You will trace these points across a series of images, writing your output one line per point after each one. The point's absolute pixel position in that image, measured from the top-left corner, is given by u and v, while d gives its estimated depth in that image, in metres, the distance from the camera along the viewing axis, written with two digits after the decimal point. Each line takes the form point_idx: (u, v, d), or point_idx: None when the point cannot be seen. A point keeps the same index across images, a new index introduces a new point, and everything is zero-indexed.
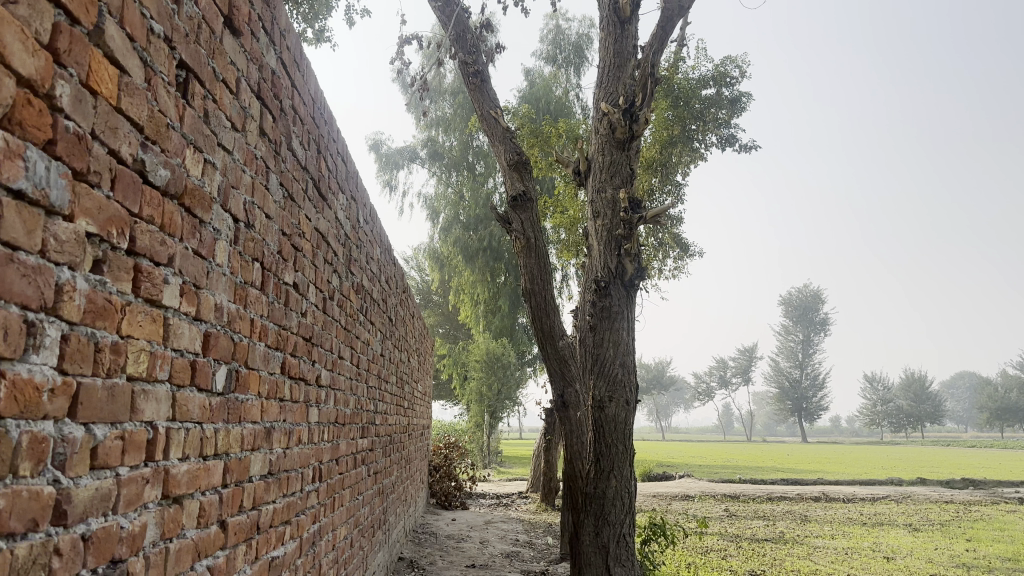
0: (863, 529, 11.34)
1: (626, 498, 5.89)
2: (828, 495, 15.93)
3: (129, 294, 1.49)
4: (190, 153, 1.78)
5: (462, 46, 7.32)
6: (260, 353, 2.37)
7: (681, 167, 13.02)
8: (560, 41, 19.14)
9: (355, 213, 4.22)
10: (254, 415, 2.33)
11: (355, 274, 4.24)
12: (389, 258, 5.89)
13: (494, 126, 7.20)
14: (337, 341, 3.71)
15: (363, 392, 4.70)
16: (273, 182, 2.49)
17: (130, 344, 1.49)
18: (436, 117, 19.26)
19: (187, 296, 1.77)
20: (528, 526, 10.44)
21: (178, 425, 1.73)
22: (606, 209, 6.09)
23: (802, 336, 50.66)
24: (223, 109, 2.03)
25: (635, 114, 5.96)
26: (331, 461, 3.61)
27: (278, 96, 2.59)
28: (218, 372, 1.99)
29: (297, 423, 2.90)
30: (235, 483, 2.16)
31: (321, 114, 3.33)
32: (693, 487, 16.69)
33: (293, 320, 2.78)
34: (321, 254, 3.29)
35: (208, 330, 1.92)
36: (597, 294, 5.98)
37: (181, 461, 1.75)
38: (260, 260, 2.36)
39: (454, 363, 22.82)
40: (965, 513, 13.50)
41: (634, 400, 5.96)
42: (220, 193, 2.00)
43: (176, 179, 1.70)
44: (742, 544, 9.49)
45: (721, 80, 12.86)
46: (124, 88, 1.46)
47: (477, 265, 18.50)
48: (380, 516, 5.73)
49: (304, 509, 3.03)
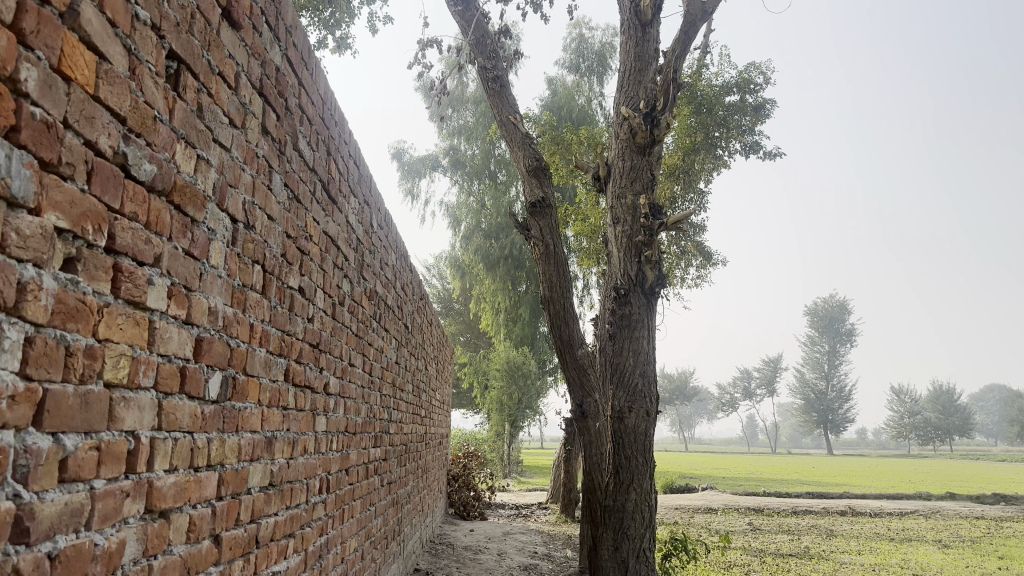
0: (891, 545, 11.04)
1: (647, 512, 5.74)
2: (855, 509, 15.60)
3: (108, 295, 1.40)
4: (181, 148, 1.70)
5: (481, 52, 7.22)
6: (260, 359, 2.27)
7: (704, 174, 12.85)
8: (583, 50, 19.06)
9: (367, 218, 4.12)
10: (253, 424, 2.23)
11: (367, 279, 4.13)
12: (404, 265, 5.80)
13: (513, 132, 7.11)
14: (347, 348, 3.62)
15: (375, 400, 4.58)
16: (276, 182, 2.40)
17: (107, 348, 1.40)
18: (458, 126, 19.30)
19: (176, 298, 1.68)
20: (547, 538, 10.30)
21: (164, 435, 1.63)
22: (626, 215, 5.97)
23: (827, 347, 49.97)
24: (220, 104, 1.94)
25: (656, 118, 5.82)
26: (340, 472, 3.51)
27: (283, 94, 2.50)
28: (213, 380, 1.90)
29: (302, 432, 2.80)
30: (231, 495, 2.07)
31: (331, 114, 3.24)
32: (716, 500, 16.44)
33: (298, 326, 2.69)
34: (329, 259, 3.19)
35: (200, 335, 1.82)
36: (617, 302, 5.86)
37: (166, 474, 1.65)
38: (261, 262, 2.26)
39: (475, 372, 22.75)
40: (998, 530, 13.10)
41: (655, 411, 5.82)
42: (215, 192, 1.90)
43: (164, 175, 1.61)
44: (766, 559, 9.26)
45: (746, 87, 12.69)
46: (104, 75, 1.37)
47: (499, 274, 18.43)
48: (394, 527, 5.63)
49: (309, 521, 2.93)
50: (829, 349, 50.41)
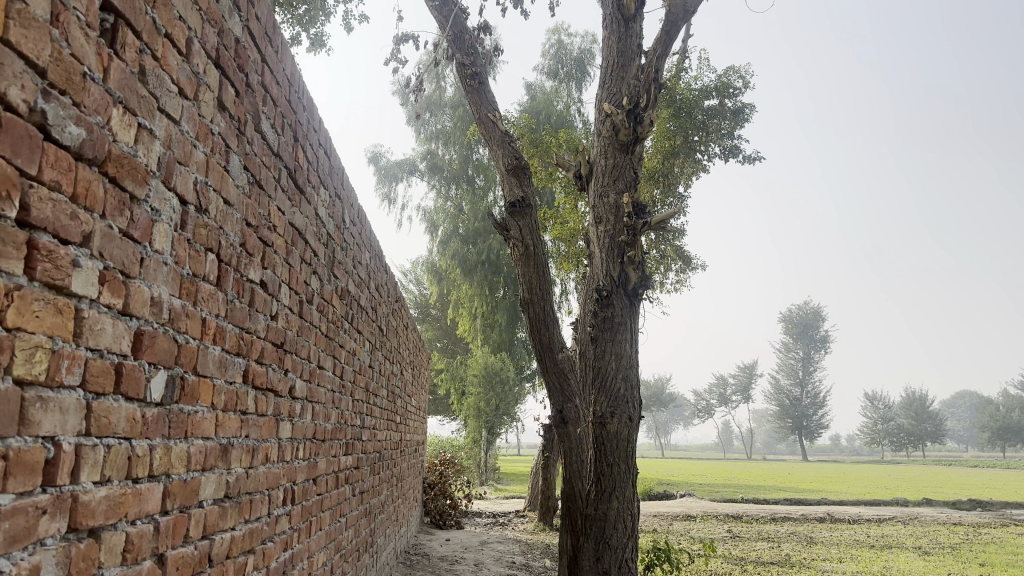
0: (871, 552, 10.98)
1: (630, 520, 5.56)
2: (834, 516, 15.56)
3: (19, 276, 1.19)
4: (118, 114, 1.49)
5: (460, 47, 7.02)
6: (214, 358, 2.06)
7: (684, 177, 12.76)
8: (562, 55, 18.97)
9: (339, 212, 3.91)
10: (206, 429, 2.02)
11: (339, 277, 3.92)
12: (379, 265, 5.61)
13: (492, 129, 6.91)
14: (316, 350, 3.40)
15: (347, 405, 4.35)
16: (234, 164, 2.19)
17: (19, 338, 1.19)
18: (435, 131, 19.10)
19: (109, 285, 1.46)
20: (525, 547, 10.10)
21: (93, 442, 1.42)
22: (608, 214, 5.81)
23: (801, 354, 50.32)
24: (168, 70, 1.73)
25: (639, 115, 5.68)
26: (307, 481, 3.28)
27: (244, 69, 2.29)
28: (156, 379, 1.68)
29: (264, 440, 2.58)
30: (179, 510, 1.85)
31: (300, 98, 3.03)
32: (694, 506, 16.33)
33: (259, 323, 2.47)
34: (296, 252, 2.98)
35: (141, 328, 1.61)
36: (599, 305, 5.67)
37: (97, 486, 1.43)
38: (216, 251, 2.05)
39: (452, 378, 22.50)
40: (976, 536, 13.06)
41: (637, 417, 5.64)
42: (161, 168, 1.70)
43: (95, 142, 1.40)
44: (747, 568, 9.12)
45: (724, 91, 12.62)
46: (17, 17, 1.16)
47: (476, 279, 18.18)
48: (367, 539, 5.39)
49: (272, 536, 2.70)
50: (803, 357, 50.77)
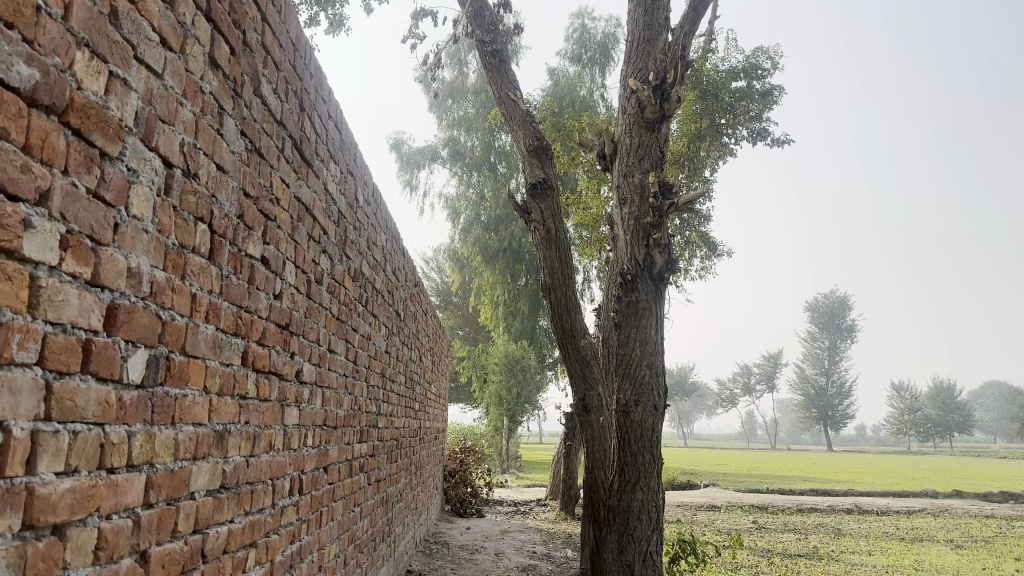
0: (901, 545, 10.66)
1: (655, 512, 5.36)
2: (862, 507, 15.23)
3: None
4: (83, 56, 1.31)
5: (480, 24, 6.82)
6: (206, 338, 1.89)
7: (709, 162, 12.51)
8: (585, 40, 18.66)
9: (351, 189, 3.74)
10: (198, 415, 1.85)
11: (352, 258, 3.76)
12: (396, 248, 5.46)
13: (512, 110, 6.68)
14: (326, 332, 3.23)
15: (361, 391, 4.20)
16: (228, 128, 2.01)
17: None
18: (457, 117, 18.91)
19: (73, 250, 1.30)
20: (547, 536, 9.96)
21: (54, 427, 1.25)
22: (633, 194, 5.59)
23: (828, 343, 49.52)
24: (147, 16, 1.56)
25: (666, 91, 5.46)
26: (316, 470, 3.14)
27: (240, 25, 2.11)
28: (135, 359, 1.52)
29: (266, 426, 2.42)
30: (164, 503, 1.69)
31: (306, 64, 2.86)
32: (718, 497, 16.07)
33: (261, 303, 2.31)
34: (303, 229, 2.81)
35: (114, 301, 1.44)
36: (623, 288, 5.47)
37: (59, 477, 1.27)
38: (208, 221, 1.88)
39: (473, 366, 22.40)
40: (1009, 530, 12.70)
41: (663, 406, 5.43)
42: (139, 124, 1.53)
43: (53, 87, 1.23)
44: (774, 560, 8.87)
45: (752, 72, 12.29)
46: None
47: (498, 267, 17.99)
48: (384, 528, 5.26)
49: (276, 528, 2.55)
50: (829, 346, 50.00)
